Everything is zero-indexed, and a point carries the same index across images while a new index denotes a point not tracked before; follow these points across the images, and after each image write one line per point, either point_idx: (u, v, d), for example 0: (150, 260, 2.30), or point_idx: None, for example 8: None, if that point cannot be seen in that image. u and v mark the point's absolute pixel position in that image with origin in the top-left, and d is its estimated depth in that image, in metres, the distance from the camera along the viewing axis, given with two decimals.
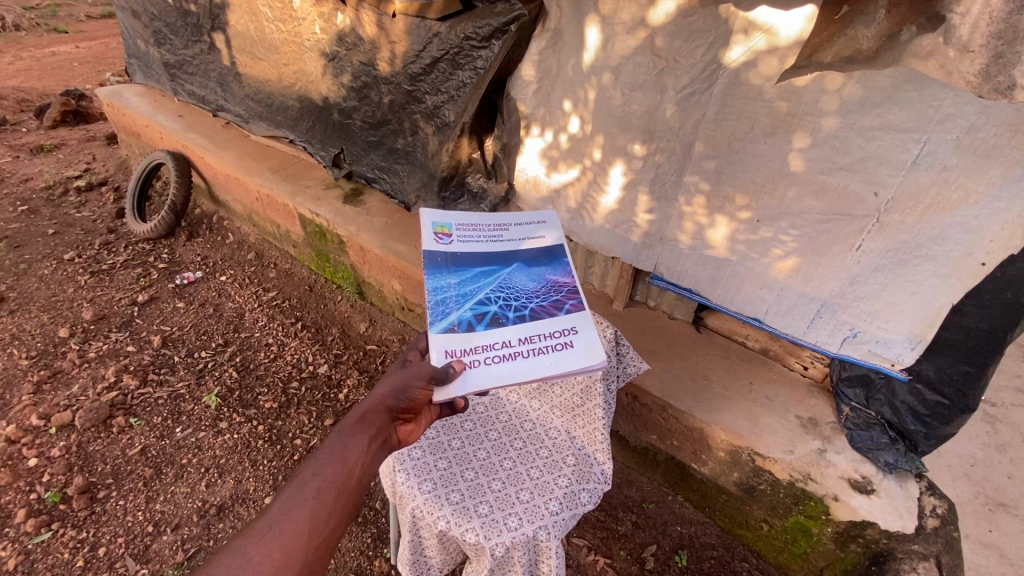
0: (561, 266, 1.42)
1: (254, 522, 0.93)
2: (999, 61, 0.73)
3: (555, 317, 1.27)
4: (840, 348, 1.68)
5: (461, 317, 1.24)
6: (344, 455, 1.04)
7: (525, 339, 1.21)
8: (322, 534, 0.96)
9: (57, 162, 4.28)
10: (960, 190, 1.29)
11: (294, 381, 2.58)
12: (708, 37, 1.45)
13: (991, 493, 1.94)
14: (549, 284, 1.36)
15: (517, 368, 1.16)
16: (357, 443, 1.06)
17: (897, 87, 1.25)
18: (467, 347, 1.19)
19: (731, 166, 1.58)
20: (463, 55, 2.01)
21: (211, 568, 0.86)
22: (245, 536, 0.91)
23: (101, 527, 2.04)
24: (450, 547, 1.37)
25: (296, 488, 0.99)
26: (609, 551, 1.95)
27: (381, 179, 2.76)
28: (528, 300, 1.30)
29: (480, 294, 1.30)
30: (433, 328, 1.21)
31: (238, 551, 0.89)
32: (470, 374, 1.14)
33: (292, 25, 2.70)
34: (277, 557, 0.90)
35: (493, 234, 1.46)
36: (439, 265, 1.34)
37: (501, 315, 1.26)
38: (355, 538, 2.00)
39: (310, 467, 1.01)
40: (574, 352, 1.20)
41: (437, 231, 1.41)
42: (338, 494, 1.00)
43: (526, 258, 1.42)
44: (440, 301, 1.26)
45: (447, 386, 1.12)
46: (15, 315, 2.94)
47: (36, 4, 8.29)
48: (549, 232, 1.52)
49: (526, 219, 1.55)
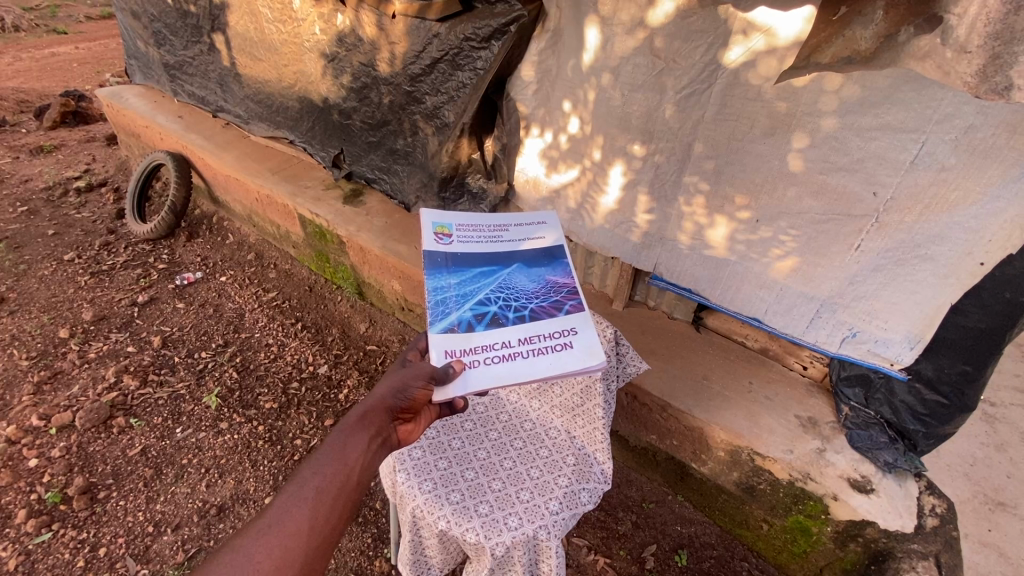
0: (561, 267, 1.42)
1: (254, 520, 0.94)
2: (995, 63, 0.69)
3: (555, 318, 1.27)
4: (839, 348, 1.68)
5: (461, 317, 1.24)
6: (344, 454, 1.04)
7: (524, 340, 1.22)
8: (322, 534, 0.96)
9: (57, 162, 4.28)
10: (959, 190, 1.29)
11: (294, 382, 2.59)
12: (707, 38, 1.45)
13: (990, 493, 1.95)
14: (549, 285, 1.37)
15: (517, 369, 1.16)
16: (357, 442, 1.06)
17: (896, 87, 1.25)
18: (466, 347, 1.19)
19: (730, 166, 1.59)
20: (463, 55, 2.01)
21: (210, 567, 0.87)
22: (245, 535, 0.91)
23: (101, 528, 2.04)
24: (450, 547, 1.37)
25: (297, 487, 0.99)
26: (609, 550, 1.96)
27: (382, 180, 2.76)
28: (528, 301, 1.30)
29: (480, 294, 1.30)
30: (433, 328, 1.21)
31: (237, 550, 0.89)
32: (470, 374, 1.15)
33: (292, 26, 2.70)
34: (277, 556, 0.90)
35: (493, 235, 1.47)
36: (440, 265, 1.34)
37: (501, 315, 1.26)
38: (356, 538, 2.00)
39: (310, 466, 1.02)
40: (574, 352, 1.21)
41: (437, 231, 1.41)
42: (338, 494, 1.00)
43: (526, 259, 1.43)
44: (440, 302, 1.27)
45: (447, 386, 1.13)
46: (15, 315, 2.94)
47: (36, 4, 8.30)
48: (549, 233, 1.52)
49: (526, 220, 1.55)
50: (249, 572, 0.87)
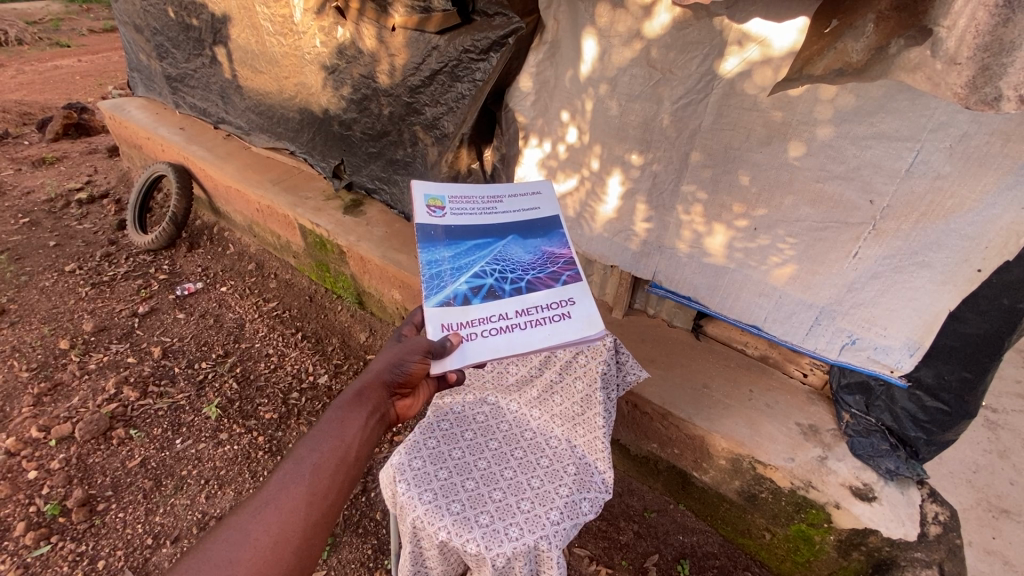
0: (557, 237, 1.41)
1: (251, 499, 0.97)
2: (984, 74, 0.69)
3: (551, 289, 1.28)
4: (839, 355, 1.69)
5: (457, 290, 1.25)
6: (342, 431, 1.09)
7: (521, 311, 1.23)
8: (321, 508, 0.99)
9: (59, 174, 4.31)
10: (954, 197, 1.30)
11: (294, 392, 2.59)
12: (702, 49, 1.47)
13: (993, 500, 1.94)
14: (544, 255, 1.36)
15: (515, 341, 1.18)
16: (355, 418, 1.12)
17: (891, 96, 1.27)
18: (463, 321, 1.20)
19: (726, 176, 1.60)
20: (462, 67, 2.03)
21: (210, 543, 0.91)
22: (242, 513, 0.95)
23: (100, 540, 2.03)
24: (451, 558, 1.35)
25: (295, 464, 1.03)
26: (611, 561, 1.93)
27: (382, 190, 2.78)
28: (524, 273, 1.30)
29: (475, 267, 1.30)
30: (428, 302, 1.22)
31: (235, 526, 0.93)
32: (468, 347, 1.16)
33: (293, 38, 2.74)
34: (275, 532, 0.93)
35: (487, 207, 1.45)
36: (434, 238, 1.33)
37: (497, 287, 1.26)
38: (356, 550, 1.99)
39: (307, 444, 1.06)
40: (571, 323, 1.22)
41: (429, 203, 1.39)
42: (337, 468, 1.04)
43: (521, 230, 1.42)
44: (434, 275, 1.27)
45: (444, 359, 1.14)
46: (15, 327, 2.95)
47: (40, 18, 8.41)
48: (543, 203, 1.50)
49: (521, 189, 1.52)
50: (247, 548, 0.91)
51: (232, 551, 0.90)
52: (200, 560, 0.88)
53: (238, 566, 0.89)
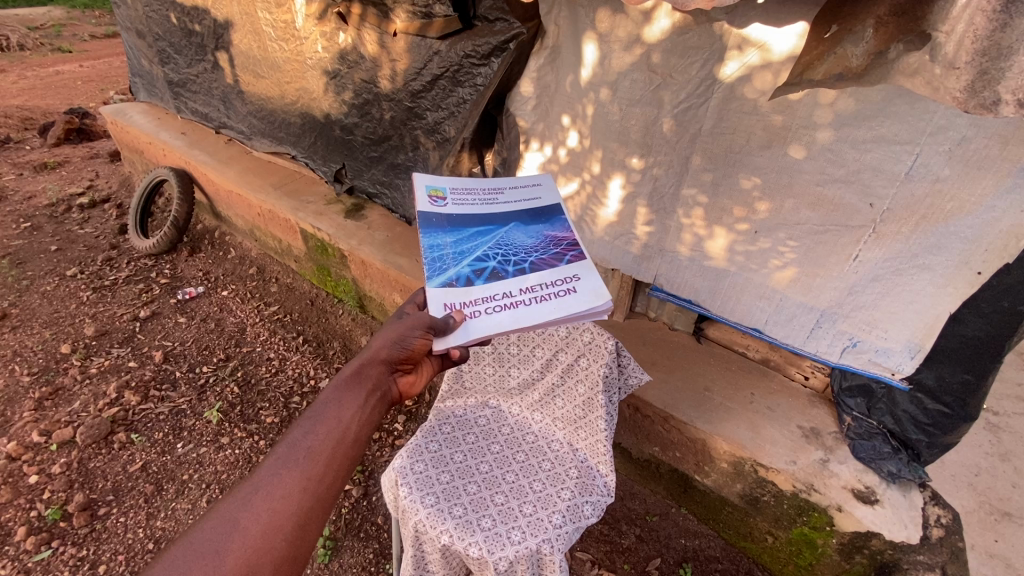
0: (559, 222, 1.43)
1: (241, 486, 0.97)
2: (983, 78, 0.70)
3: (556, 268, 1.28)
4: (840, 358, 1.69)
5: (459, 272, 1.25)
6: (340, 413, 1.10)
7: (525, 289, 1.22)
8: (315, 493, 0.99)
9: (60, 179, 4.32)
10: (954, 200, 1.31)
11: (295, 396, 2.59)
12: (702, 54, 1.48)
13: (996, 503, 1.93)
14: (548, 239, 1.37)
15: (519, 315, 1.17)
16: (354, 399, 1.13)
17: (890, 100, 1.27)
18: (466, 300, 1.20)
19: (727, 179, 1.61)
20: (463, 72, 2.04)
21: (198, 533, 0.90)
22: (232, 500, 0.94)
23: (101, 545, 2.03)
24: (454, 562, 1.34)
25: (289, 448, 1.03)
26: (613, 565, 1.93)
27: (383, 194, 2.79)
28: (526, 255, 1.31)
29: (477, 252, 1.31)
30: (432, 283, 1.23)
31: (224, 514, 0.92)
32: (471, 325, 1.15)
33: (294, 44, 2.75)
34: (265, 519, 0.93)
35: (488, 197, 1.48)
36: (436, 224, 1.35)
37: (500, 269, 1.27)
38: (357, 554, 1.99)
39: (302, 428, 1.06)
40: (577, 296, 1.20)
41: (431, 193, 1.42)
42: (334, 452, 1.04)
43: (523, 217, 1.43)
44: (437, 258, 1.28)
45: (447, 336, 1.14)
46: (16, 331, 2.95)
47: (42, 24, 8.47)
48: (544, 194, 1.53)
49: (521, 183, 1.56)
50: (236, 536, 0.90)
51: (220, 540, 0.89)
52: (188, 549, 0.88)
53: (227, 555, 0.88)
